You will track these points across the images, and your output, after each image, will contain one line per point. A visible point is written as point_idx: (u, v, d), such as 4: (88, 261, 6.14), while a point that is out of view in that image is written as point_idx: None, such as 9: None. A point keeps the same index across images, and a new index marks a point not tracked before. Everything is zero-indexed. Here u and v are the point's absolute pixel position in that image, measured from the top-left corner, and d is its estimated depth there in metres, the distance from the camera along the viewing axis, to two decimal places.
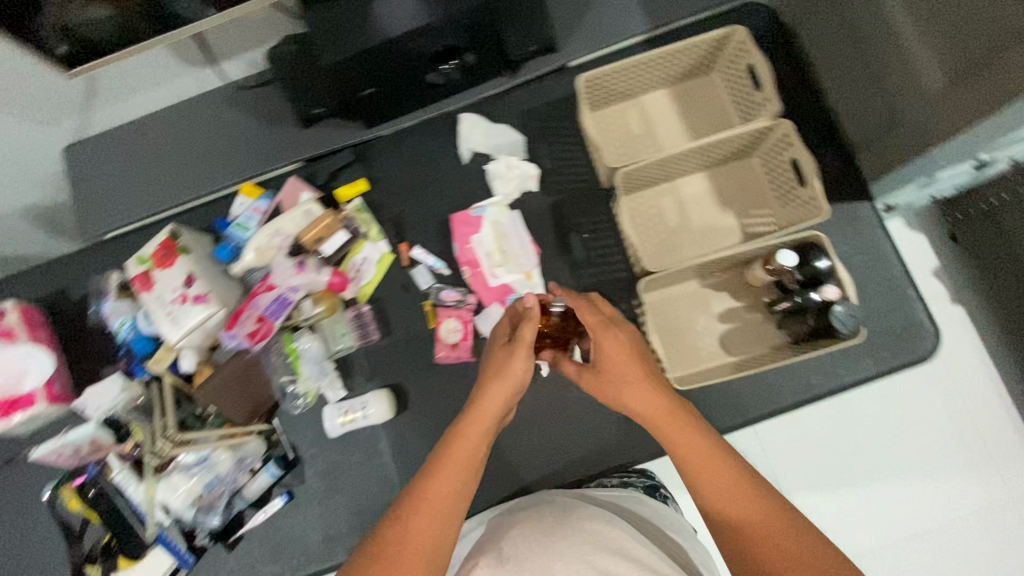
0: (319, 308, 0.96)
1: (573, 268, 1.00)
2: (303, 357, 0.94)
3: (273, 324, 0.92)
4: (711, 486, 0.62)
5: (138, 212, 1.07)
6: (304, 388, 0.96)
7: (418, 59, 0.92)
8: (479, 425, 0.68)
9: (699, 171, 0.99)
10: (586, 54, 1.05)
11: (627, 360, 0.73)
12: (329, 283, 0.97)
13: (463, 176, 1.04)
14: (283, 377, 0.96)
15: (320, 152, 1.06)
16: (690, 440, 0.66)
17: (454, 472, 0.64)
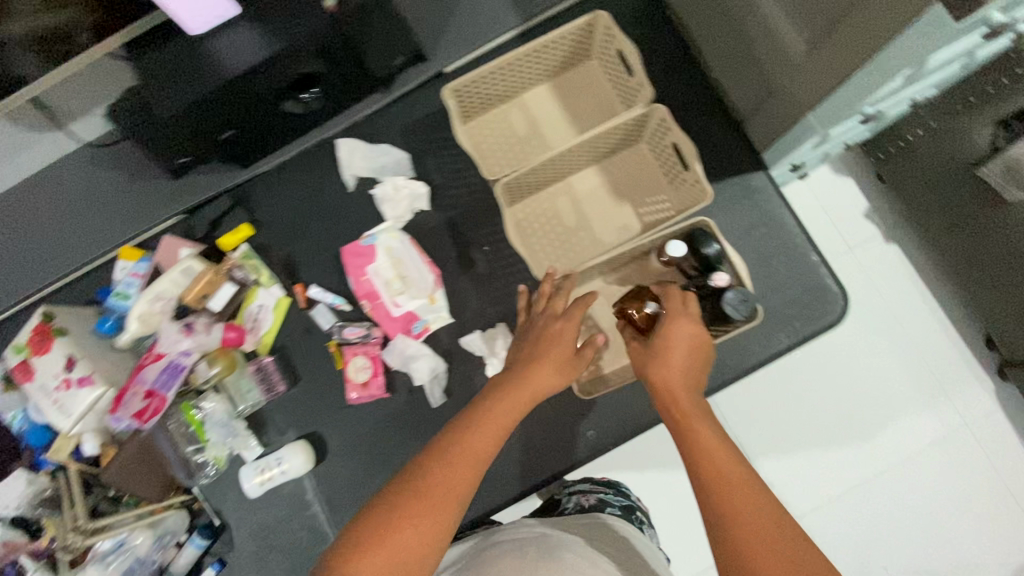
0: (215, 368, 0.91)
1: (477, 284, 0.96)
2: (207, 423, 0.91)
3: (167, 396, 0.88)
4: (737, 495, 0.55)
5: (10, 297, 0.99)
6: (213, 455, 0.92)
7: (271, 93, 0.87)
8: (496, 429, 0.65)
9: (589, 164, 0.96)
10: (460, 59, 1.00)
11: (685, 355, 0.68)
12: (223, 340, 0.93)
13: (352, 204, 1.00)
14: (189, 447, 0.91)
15: (196, 203, 1.00)
16: (717, 448, 0.59)
17: (457, 470, 0.60)
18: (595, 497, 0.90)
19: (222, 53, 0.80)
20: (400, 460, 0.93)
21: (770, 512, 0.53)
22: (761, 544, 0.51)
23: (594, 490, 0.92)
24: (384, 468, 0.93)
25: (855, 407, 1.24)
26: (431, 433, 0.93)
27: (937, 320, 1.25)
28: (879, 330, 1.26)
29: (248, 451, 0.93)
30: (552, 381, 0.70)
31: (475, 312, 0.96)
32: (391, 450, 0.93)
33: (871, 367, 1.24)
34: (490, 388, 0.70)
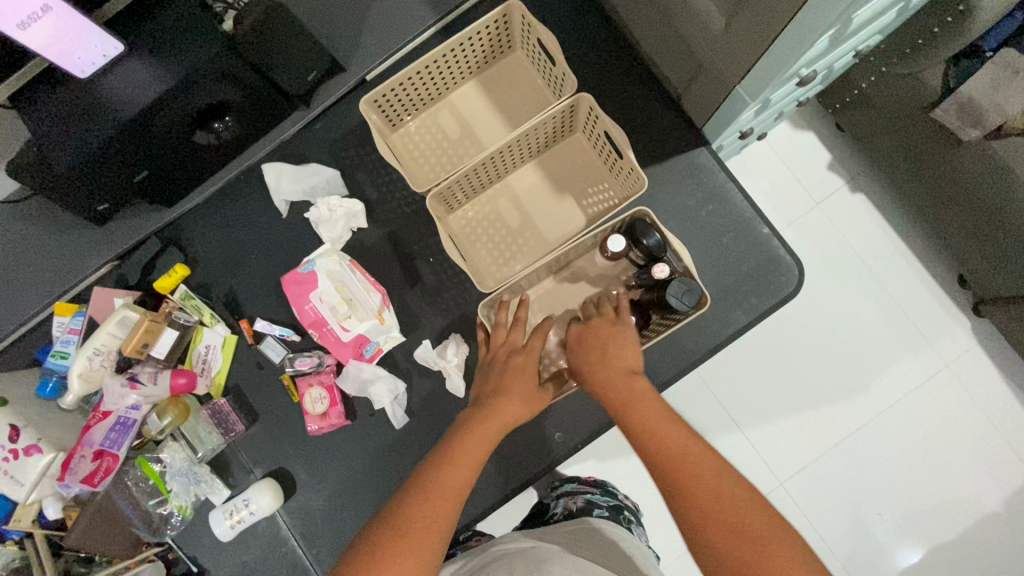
0: (166, 418, 0.90)
1: (426, 297, 0.94)
2: (167, 475, 0.90)
3: (120, 454, 0.86)
4: (685, 469, 0.57)
5: None
6: (176, 505, 0.90)
7: (180, 127, 0.82)
8: (471, 462, 0.64)
9: (525, 161, 0.92)
10: (378, 65, 0.96)
11: (601, 347, 0.72)
12: (171, 388, 0.89)
13: (289, 230, 0.97)
14: (151, 501, 0.91)
15: (127, 248, 0.96)
16: (661, 425, 0.62)
17: (435, 507, 0.58)
18: (582, 498, 0.90)
19: (114, 91, 0.75)
20: (370, 486, 0.91)
21: (719, 480, 0.56)
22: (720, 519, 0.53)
23: (581, 492, 0.93)
24: (356, 495, 0.91)
25: (839, 365, 1.23)
26: (397, 454, 0.91)
27: (903, 270, 1.24)
28: (856, 286, 1.24)
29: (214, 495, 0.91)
30: (523, 410, 0.71)
31: (428, 327, 0.93)
32: (360, 477, 0.91)
33: (842, 326, 1.23)
34: (459, 424, 0.69)
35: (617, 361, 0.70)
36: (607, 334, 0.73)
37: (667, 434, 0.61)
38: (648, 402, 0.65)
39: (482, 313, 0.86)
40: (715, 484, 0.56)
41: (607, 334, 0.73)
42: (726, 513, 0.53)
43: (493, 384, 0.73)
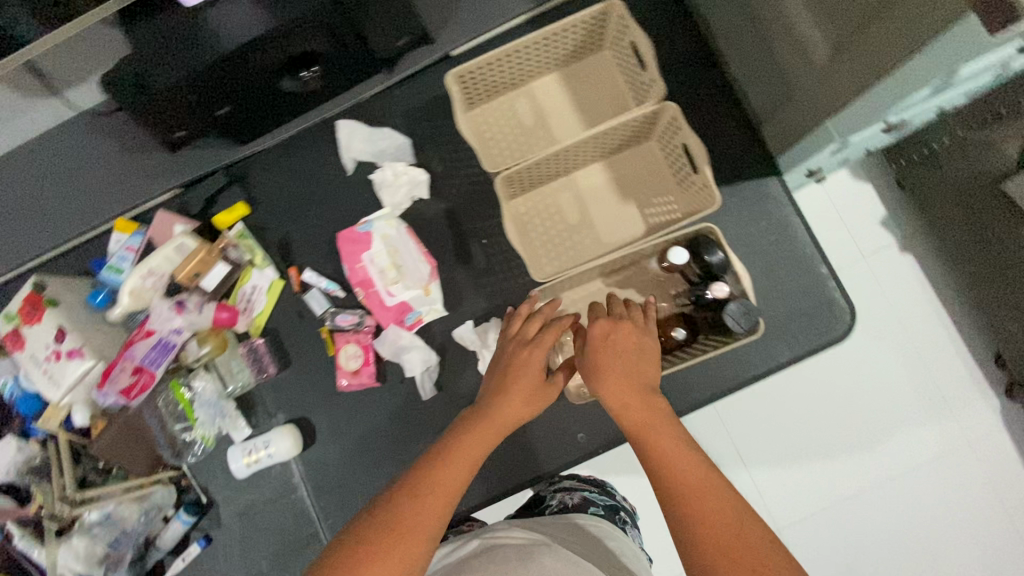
0: (205, 348, 0.91)
1: (472, 277, 0.94)
2: (196, 402, 0.91)
3: (156, 372, 0.88)
4: (691, 496, 0.55)
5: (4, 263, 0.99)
6: (200, 433, 0.93)
7: (272, 71, 0.85)
8: (469, 461, 0.60)
9: (595, 160, 0.92)
10: (466, 42, 0.97)
11: (618, 355, 0.67)
12: (214, 320, 0.92)
13: (350, 188, 0.97)
14: (179, 425, 0.93)
15: (193, 177, 0.98)
16: (667, 443, 0.60)
17: (430, 505, 0.54)
18: (580, 494, 0.86)
19: (213, 26, 0.77)
20: (386, 450, 0.92)
21: (730, 510, 0.54)
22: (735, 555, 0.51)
23: (579, 488, 0.88)
24: (371, 456, 0.93)
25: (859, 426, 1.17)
26: (417, 425, 0.92)
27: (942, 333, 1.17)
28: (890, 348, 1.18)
29: (236, 432, 0.93)
30: (529, 408, 0.66)
31: (470, 306, 0.94)
32: (377, 440, 0.93)
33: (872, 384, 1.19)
34: (463, 420, 0.65)
35: (625, 372, 0.65)
36: (625, 336, 0.67)
37: (675, 454, 0.59)
38: (656, 423, 0.62)
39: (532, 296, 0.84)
40: (716, 510, 0.54)
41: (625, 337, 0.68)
42: (734, 542, 0.52)
43: (496, 378, 0.68)
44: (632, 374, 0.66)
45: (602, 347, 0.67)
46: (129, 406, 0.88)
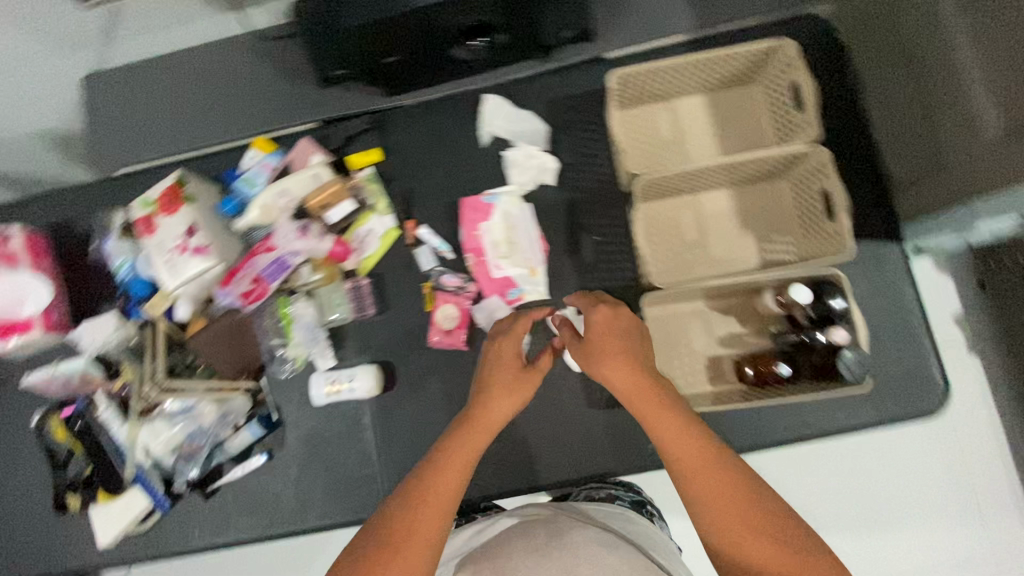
0: (317, 275, 0.96)
1: (579, 270, 0.96)
2: (296, 323, 0.95)
3: (270, 285, 0.93)
4: (696, 487, 0.60)
5: (148, 154, 1.06)
6: (293, 353, 0.97)
7: (445, 34, 0.89)
8: (461, 470, 0.65)
9: (723, 186, 0.95)
10: (625, 46, 0.98)
11: (614, 356, 0.68)
12: (329, 251, 0.96)
13: (480, 158, 1.01)
14: (275, 338, 0.96)
15: (337, 116, 1.03)
16: (677, 431, 0.63)
17: (425, 517, 0.61)
18: (606, 491, 0.90)
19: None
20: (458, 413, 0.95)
21: (736, 489, 0.60)
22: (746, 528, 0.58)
23: (605, 487, 0.92)
24: (442, 415, 0.95)
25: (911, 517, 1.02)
26: None
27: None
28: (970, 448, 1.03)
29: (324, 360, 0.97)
30: (517, 401, 0.71)
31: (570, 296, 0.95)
32: (451, 402, 0.95)
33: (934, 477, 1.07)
34: (458, 421, 0.70)
35: (631, 370, 0.67)
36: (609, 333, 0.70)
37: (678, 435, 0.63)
38: (665, 407, 0.65)
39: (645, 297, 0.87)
40: (718, 488, 0.60)
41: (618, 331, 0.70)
42: (744, 530, 0.57)
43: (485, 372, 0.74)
44: (637, 370, 0.67)
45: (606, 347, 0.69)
46: (241, 310, 0.94)
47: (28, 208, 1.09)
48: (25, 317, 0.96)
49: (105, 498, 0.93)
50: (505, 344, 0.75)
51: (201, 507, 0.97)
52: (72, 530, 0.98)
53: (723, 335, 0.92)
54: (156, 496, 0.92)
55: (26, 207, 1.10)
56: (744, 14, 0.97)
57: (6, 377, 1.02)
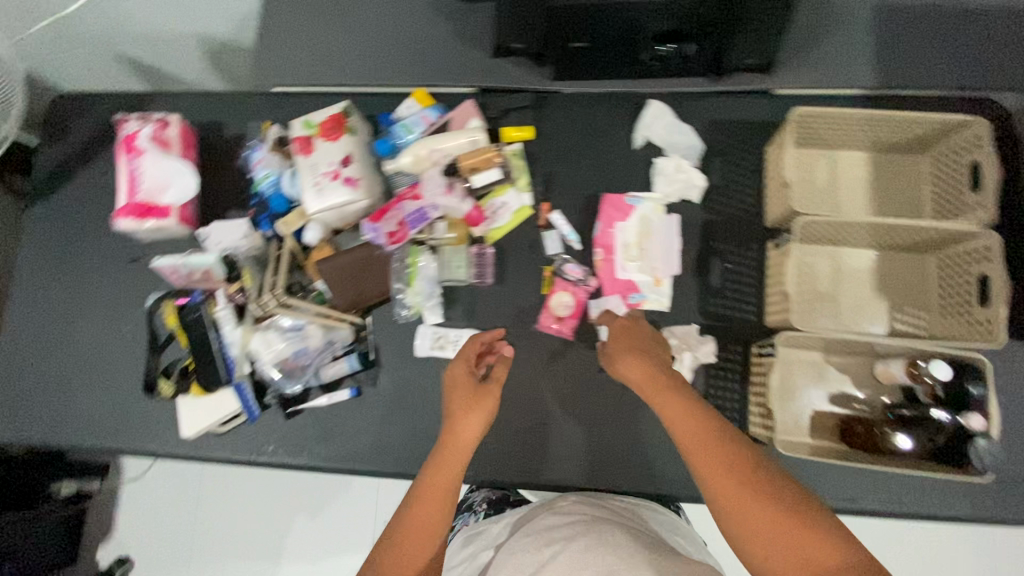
0: (450, 234, 0.97)
1: (704, 292, 0.95)
2: (420, 273, 0.97)
3: (409, 232, 0.96)
4: (705, 468, 0.64)
5: (302, 75, 1.06)
6: (410, 301, 0.98)
7: (640, 33, 0.89)
8: (439, 500, 0.72)
9: (866, 247, 0.94)
10: (800, 86, 0.99)
11: (630, 361, 0.78)
12: (466, 214, 0.98)
13: (629, 159, 1.00)
14: (395, 284, 0.98)
15: (500, 87, 1.03)
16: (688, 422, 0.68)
17: (413, 548, 0.70)
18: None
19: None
20: (552, 400, 0.96)
21: (727, 459, 0.64)
22: (731, 494, 0.61)
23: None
24: (535, 398, 0.96)
25: None
26: (592, 392, 0.95)
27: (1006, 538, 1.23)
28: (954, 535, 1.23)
29: (434, 316, 0.98)
30: (483, 416, 0.79)
31: (689, 315, 0.95)
32: (547, 387, 0.96)
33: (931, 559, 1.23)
34: (436, 446, 0.79)
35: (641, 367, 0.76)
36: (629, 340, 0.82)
37: (678, 413, 0.69)
38: (671, 390, 0.72)
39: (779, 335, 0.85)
40: (714, 457, 0.64)
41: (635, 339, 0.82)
42: (755, 510, 0.60)
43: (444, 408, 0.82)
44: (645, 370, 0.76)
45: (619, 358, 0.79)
46: (380, 249, 0.97)
47: (178, 101, 1.12)
48: (164, 203, 0.99)
49: (197, 391, 0.95)
50: (456, 368, 0.85)
51: (279, 425, 0.97)
52: (157, 414, 1.00)
53: (835, 392, 0.92)
54: (248, 403, 0.95)
55: (175, 99, 1.12)
56: (928, 84, 0.97)
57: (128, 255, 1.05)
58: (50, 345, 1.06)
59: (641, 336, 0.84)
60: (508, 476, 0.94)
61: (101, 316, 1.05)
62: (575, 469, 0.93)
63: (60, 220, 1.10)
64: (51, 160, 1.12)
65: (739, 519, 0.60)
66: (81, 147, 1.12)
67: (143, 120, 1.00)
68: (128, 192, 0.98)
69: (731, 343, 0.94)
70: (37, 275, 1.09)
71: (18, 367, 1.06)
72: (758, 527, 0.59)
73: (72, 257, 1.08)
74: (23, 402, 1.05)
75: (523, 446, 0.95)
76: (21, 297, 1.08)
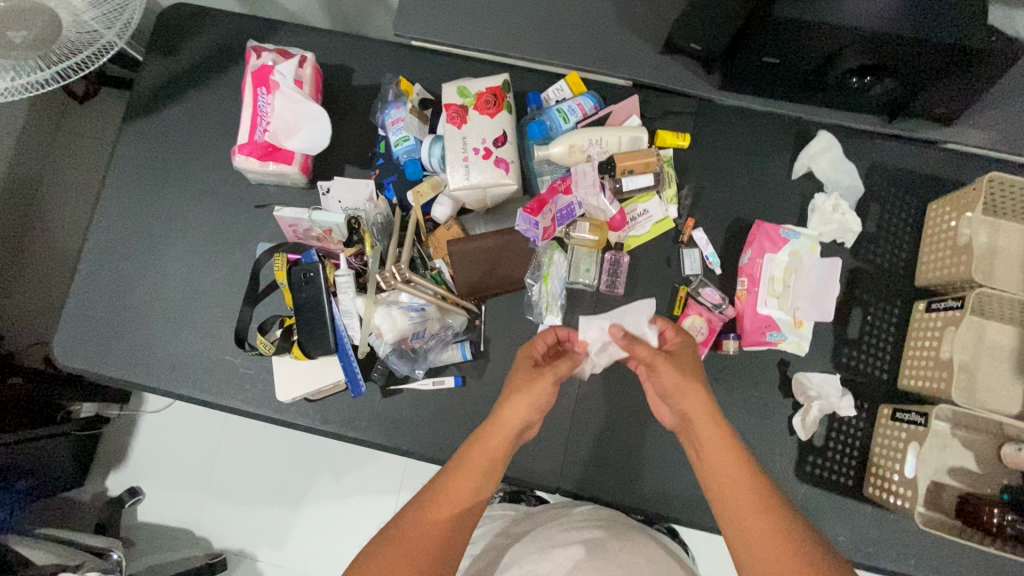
0: (591, 236, 0.91)
1: (840, 341, 0.92)
2: (554, 272, 0.92)
3: (557, 229, 0.91)
4: (737, 515, 0.64)
5: (452, 34, 0.97)
6: (541, 300, 0.92)
7: (839, 61, 0.83)
8: (456, 501, 0.67)
9: (1011, 324, 0.91)
10: (975, 144, 0.94)
11: (686, 391, 0.70)
12: (610, 217, 0.91)
13: (783, 189, 0.96)
14: (529, 277, 0.91)
15: (661, 86, 0.97)
16: (731, 464, 0.66)
17: (402, 558, 0.62)
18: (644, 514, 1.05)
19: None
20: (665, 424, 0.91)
21: (739, 469, 0.65)
22: (730, 498, 0.65)
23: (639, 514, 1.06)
24: (647, 419, 0.92)
25: None
26: None
27: None
28: None
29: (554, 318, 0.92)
30: (530, 404, 0.72)
31: (822, 361, 0.91)
32: None
33: None
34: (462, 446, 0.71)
35: (704, 405, 0.69)
36: (680, 352, 0.75)
37: (701, 419, 0.69)
38: (697, 394, 0.70)
39: (937, 407, 0.81)
40: (725, 466, 0.66)
41: (687, 364, 0.73)
42: (772, 552, 0.60)
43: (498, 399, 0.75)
44: (706, 408, 0.69)
45: (680, 384, 0.70)
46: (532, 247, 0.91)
47: (306, 34, 1.02)
48: (287, 147, 0.90)
49: (298, 354, 0.88)
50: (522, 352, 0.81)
51: (376, 402, 0.92)
52: (245, 368, 0.94)
53: (955, 466, 0.89)
54: (354, 376, 0.89)
55: (302, 32, 1.02)
56: None
57: (234, 195, 0.98)
58: (131, 274, 0.98)
59: (687, 359, 0.74)
60: (610, 496, 0.90)
61: (193, 253, 0.97)
62: (679, 500, 0.89)
63: (159, 141, 1.00)
64: (154, 74, 1.02)
65: (732, 518, 0.64)
66: (190, 65, 1.02)
67: (280, 55, 0.92)
68: (251, 129, 0.90)
69: (860, 398, 0.91)
70: (126, 197, 1.00)
71: (94, 292, 0.97)
72: (748, 529, 0.62)
73: (169, 183, 0.99)
74: (95, 332, 0.96)
75: (627, 467, 0.91)
76: (104, 218, 0.99)
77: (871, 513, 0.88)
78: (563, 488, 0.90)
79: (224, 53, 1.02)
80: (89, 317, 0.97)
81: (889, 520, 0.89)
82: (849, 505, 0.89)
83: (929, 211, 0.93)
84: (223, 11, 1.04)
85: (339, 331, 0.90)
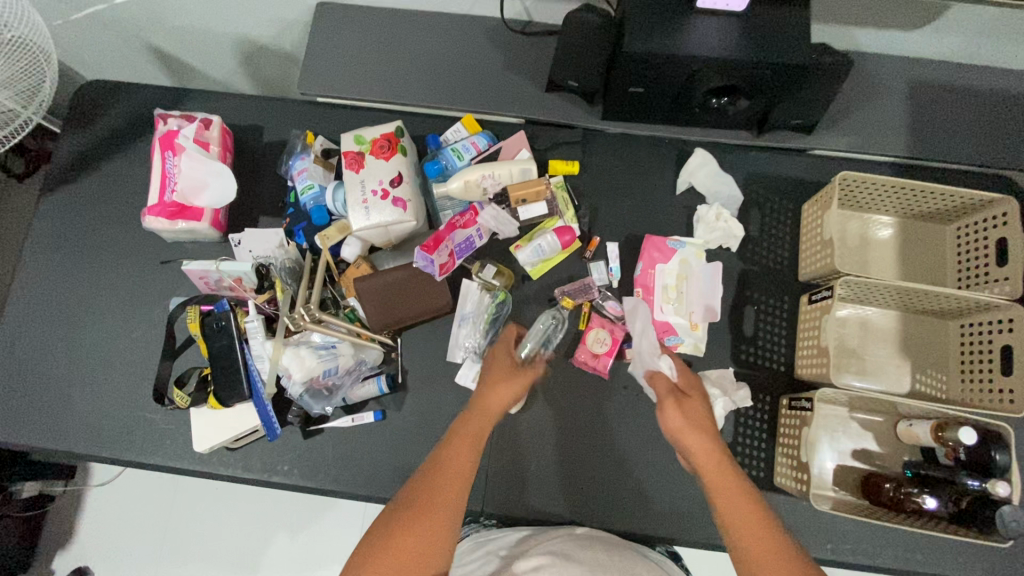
0: (496, 276, 0.98)
1: (737, 339, 0.97)
2: (496, 319, 0.98)
3: (456, 263, 0.97)
4: (730, 513, 0.68)
5: (350, 89, 1.04)
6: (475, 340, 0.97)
7: (698, 87, 0.92)
8: (466, 454, 0.73)
9: (892, 308, 0.98)
10: (838, 149, 1.03)
11: (687, 431, 0.75)
12: (563, 242, 0.97)
13: (670, 203, 1.03)
14: (469, 311, 0.97)
15: (548, 121, 1.05)
16: (711, 459, 0.73)
17: (415, 531, 0.65)
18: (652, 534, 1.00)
19: (693, 33, 0.85)
20: (583, 436, 0.93)
21: (719, 465, 0.72)
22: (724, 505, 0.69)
23: None
24: (565, 433, 0.94)
25: None
26: (625, 430, 0.94)
27: None
28: None
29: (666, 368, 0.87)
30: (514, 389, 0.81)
31: (722, 360, 0.96)
32: (578, 424, 0.94)
33: None
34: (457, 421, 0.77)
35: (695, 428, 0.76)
36: (696, 398, 0.80)
37: (698, 437, 0.75)
38: (698, 428, 0.76)
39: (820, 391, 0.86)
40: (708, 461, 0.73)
41: (701, 411, 0.78)
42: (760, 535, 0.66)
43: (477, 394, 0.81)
44: (715, 460, 0.73)
45: (682, 426, 0.76)
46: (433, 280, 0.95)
47: (216, 100, 1.08)
48: (197, 206, 0.94)
49: (214, 405, 0.90)
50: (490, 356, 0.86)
51: (297, 444, 0.93)
52: (166, 424, 0.94)
53: (856, 448, 0.93)
54: (269, 420, 0.91)
55: (212, 98, 1.08)
56: (959, 157, 1.01)
57: (152, 254, 1.01)
58: (49, 343, 0.98)
59: (694, 402, 0.79)
60: (536, 514, 0.90)
61: (111, 314, 0.99)
62: (602, 511, 0.90)
63: (76, 209, 1.04)
64: (69, 147, 1.06)
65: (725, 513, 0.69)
66: (105, 136, 1.07)
67: (186, 120, 0.98)
68: (161, 191, 0.94)
69: (762, 392, 0.95)
70: (43, 266, 1.02)
71: (11, 365, 0.97)
72: (739, 531, 0.67)
73: (86, 250, 1.02)
74: (11, 404, 0.96)
75: (550, 484, 0.92)
76: (21, 290, 1.01)
77: (787, 503, 0.91)
78: (490, 513, 0.90)
79: (138, 123, 1.08)
80: (4, 389, 0.96)
81: (804, 509, 0.91)
82: (766, 498, 0.91)
83: (804, 212, 1.01)
84: (135, 86, 1.10)
85: (252, 377, 0.92)
